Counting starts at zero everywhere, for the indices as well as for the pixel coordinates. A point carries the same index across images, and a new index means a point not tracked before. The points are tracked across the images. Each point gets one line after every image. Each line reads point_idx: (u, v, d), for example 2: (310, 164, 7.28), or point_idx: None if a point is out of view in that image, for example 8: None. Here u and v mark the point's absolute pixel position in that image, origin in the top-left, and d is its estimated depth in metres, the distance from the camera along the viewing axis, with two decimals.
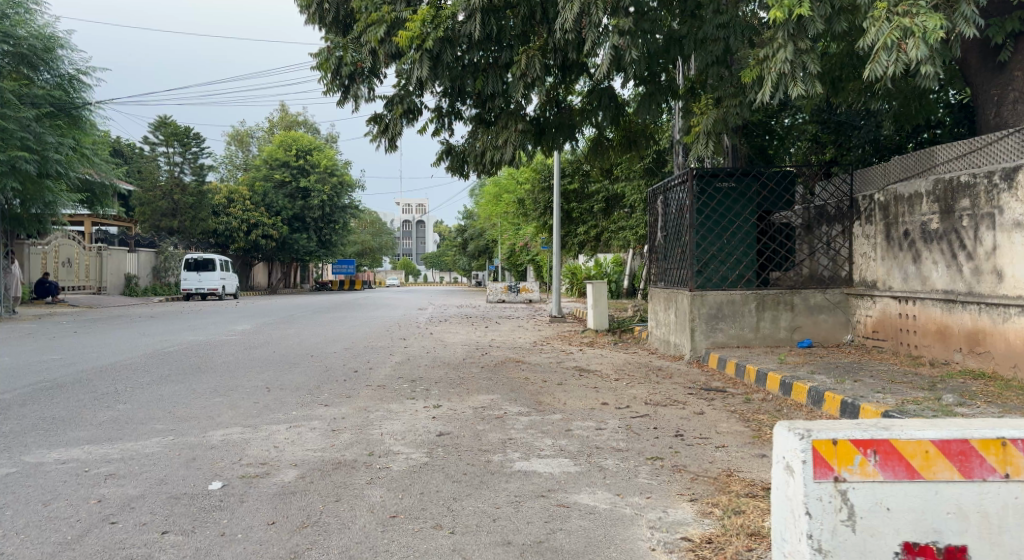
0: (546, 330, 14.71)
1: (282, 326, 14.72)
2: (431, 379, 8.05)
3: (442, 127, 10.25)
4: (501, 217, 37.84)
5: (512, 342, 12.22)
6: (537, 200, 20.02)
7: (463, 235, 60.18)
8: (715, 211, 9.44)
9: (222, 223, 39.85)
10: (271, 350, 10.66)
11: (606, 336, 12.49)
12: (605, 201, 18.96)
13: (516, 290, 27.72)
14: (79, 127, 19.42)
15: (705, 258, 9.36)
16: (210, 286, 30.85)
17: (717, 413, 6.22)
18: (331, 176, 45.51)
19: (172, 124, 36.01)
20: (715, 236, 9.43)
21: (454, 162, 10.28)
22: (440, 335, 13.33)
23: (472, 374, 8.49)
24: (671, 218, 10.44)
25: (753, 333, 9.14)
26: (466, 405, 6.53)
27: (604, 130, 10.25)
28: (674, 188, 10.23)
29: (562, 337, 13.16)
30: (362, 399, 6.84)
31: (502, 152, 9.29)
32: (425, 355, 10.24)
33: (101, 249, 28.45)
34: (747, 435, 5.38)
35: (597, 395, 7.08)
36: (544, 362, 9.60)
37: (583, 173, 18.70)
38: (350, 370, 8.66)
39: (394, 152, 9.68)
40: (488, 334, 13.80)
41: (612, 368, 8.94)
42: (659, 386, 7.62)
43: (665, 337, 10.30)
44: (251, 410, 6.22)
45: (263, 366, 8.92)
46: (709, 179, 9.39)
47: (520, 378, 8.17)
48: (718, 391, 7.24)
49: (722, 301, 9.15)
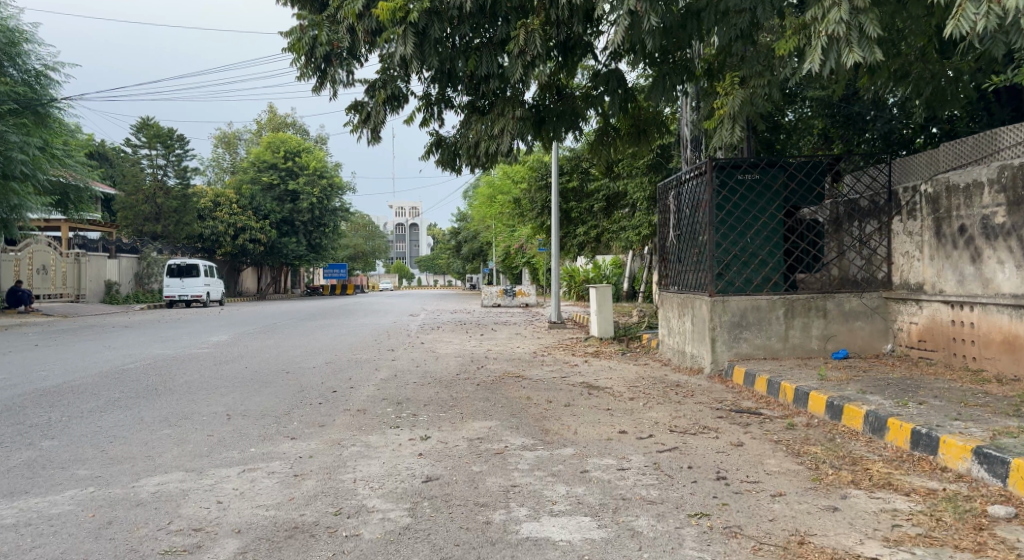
0: (545, 338, 13.70)
1: (262, 337, 13.65)
2: (420, 401, 7.03)
3: (431, 116, 9.24)
4: (495, 219, 36.87)
5: (511, 353, 11.20)
6: (534, 199, 18.94)
7: (457, 238, 59.16)
8: (737, 207, 8.44)
9: (208, 227, 38.75)
10: (243, 365, 9.63)
11: (613, 345, 11.48)
12: (606, 200, 17.95)
13: (511, 294, 26.73)
14: (47, 126, 18.48)
15: (727, 258, 8.35)
16: (194, 293, 29.73)
17: (758, 445, 5.22)
18: (320, 179, 44.47)
19: (155, 125, 34.93)
20: (737, 234, 8.43)
21: (444, 155, 9.23)
22: (432, 345, 12.30)
23: (467, 393, 7.48)
24: (685, 216, 9.44)
25: (781, 344, 8.15)
26: (459, 437, 5.51)
27: (610, 118, 9.21)
28: (688, 182, 9.22)
29: (564, 346, 12.14)
30: (336, 429, 5.82)
31: (499, 142, 8.28)
32: (414, 370, 9.21)
33: (78, 255, 27.35)
34: (805, 477, 4.38)
35: (613, 421, 6.07)
36: (546, 377, 8.59)
37: (583, 169, 18.30)
38: (328, 390, 7.63)
39: (377, 144, 8.65)
40: (484, 343, 12.78)
41: (624, 384, 7.93)
42: (682, 408, 6.62)
43: (680, 348, 9.31)
44: (200, 447, 5.19)
45: (230, 386, 7.88)
46: (730, 171, 8.40)
47: (521, 398, 7.15)
48: (753, 415, 6.25)
49: (746, 307, 8.14)
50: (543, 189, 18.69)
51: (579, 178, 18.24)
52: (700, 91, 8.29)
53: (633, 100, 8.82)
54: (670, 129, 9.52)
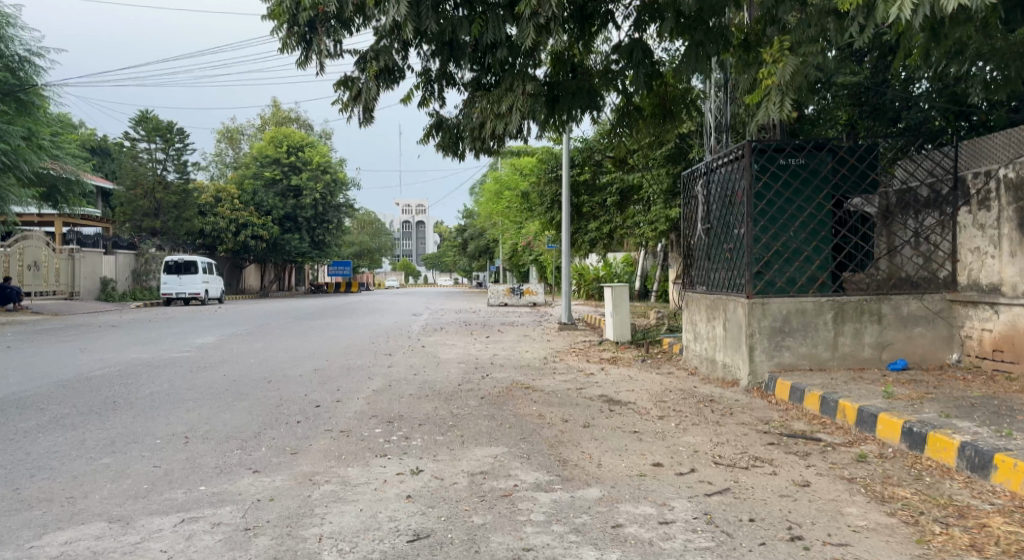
0: (555, 341, 12.72)
1: (253, 338, 12.67)
2: (414, 419, 6.05)
3: (431, 95, 8.22)
4: (501, 215, 35.94)
5: (520, 358, 10.20)
6: (544, 192, 17.85)
7: (463, 236, 58.27)
8: (779, 196, 7.37)
9: (209, 223, 37.92)
10: (222, 372, 8.66)
11: (632, 351, 10.43)
12: (620, 194, 16.85)
13: (519, 293, 25.75)
14: (29, 114, 17.64)
15: (767, 255, 7.30)
16: (192, 290, 28.82)
17: (829, 487, 4.23)
18: (324, 174, 43.61)
19: (154, 118, 34.05)
20: (779, 227, 7.37)
21: (445, 139, 8.19)
22: (434, 349, 11.29)
23: (471, 409, 6.48)
24: (715, 207, 8.41)
25: (829, 353, 7.15)
26: (458, 470, 4.53)
27: (632, 97, 8.18)
28: (720, 169, 8.17)
29: (576, 350, 11.15)
30: (311, 459, 4.82)
31: (507, 122, 7.24)
32: (411, 380, 8.21)
33: (73, 251, 26.52)
34: (906, 538, 3.39)
35: (643, 449, 5.06)
36: (561, 389, 7.57)
37: (596, 162, 17.22)
38: (310, 405, 6.65)
39: (370, 124, 7.64)
40: (490, 347, 11.77)
41: (650, 398, 6.91)
42: (723, 431, 5.61)
43: (709, 356, 8.29)
44: (138, 484, 4.21)
45: (199, 399, 6.90)
46: (772, 154, 7.34)
47: (531, 416, 6.16)
48: (811, 442, 5.24)
49: (789, 310, 7.13)
50: (554, 181, 17.64)
51: (591, 170, 17.17)
52: (739, 64, 7.20)
53: (658, 76, 7.73)
54: (700, 112, 8.48)
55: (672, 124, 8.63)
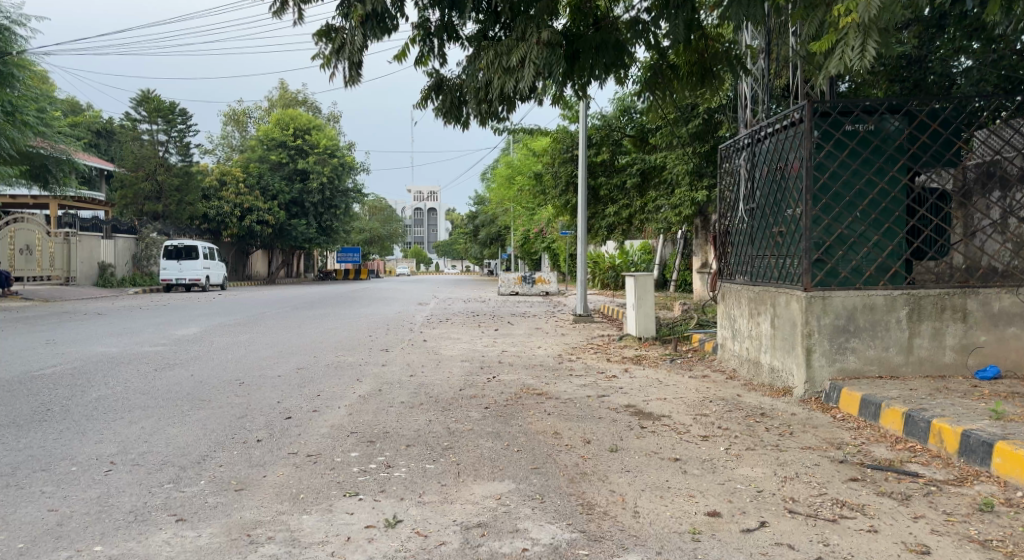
0: (571, 336, 11.57)
1: (240, 330, 11.61)
2: (402, 437, 4.94)
3: (430, 52, 6.99)
4: (513, 201, 34.79)
5: (531, 357, 9.05)
6: (558, 173, 16.62)
7: (474, 223, 57.17)
8: (844, 170, 6.16)
9: (213, 208, 36.91)
10: (191, 371, 7.58)
11: (658, 349, 9.25)
12: (641, 177, 15.60)
13: (531, 282, 24.63)
14: (11, 87, 16.69)
15: (828, 240, 6.14)
16: (192, 276, 27.80)
17: (959, 555, 3.07)
18: (331, 157, 42.54)
19: (156, 98, 32.94)
20: (843, 207, 6.18)
21: (446, 102, 7.01)
22: (435, 344, 10.16)
23: (472, 424, 5.34)
24: (761, 184, 7.23)
25: (903, 357, 5.99)
26: (450, 520, 3.40)
27: (666, 53, 6.95)
28: (769, 137, 6.96)
29: (595, 347, 10.00)
30: (259, 499, 3.71)
31: (519, 78, 6.05)
32: (406, 383, 7.09)
33: (69, 235, 25.55)
34: None
35: (690, 487, 3.91)
36: (579, 397, 6.42)
37: (615, 141, 16.00)
38: (279, 417, 5.54)
39: (357, 83, 6.48)
40: (498, 342, 10.63)
41: (688, 411, 5.75)
42: (787, 460, 4.45)
43: (753, 359, 7.15)
44: (10, 543, 3.11)
45: (150, 407, 5.81)
46: (837, 120, 6.13)
47: (546, 435, 5.02)
48: (907, 478, 4.07)
49: (855, 306, 5.99)
50: (570, 162, 16.41)
51: (610, 150, 15.92)
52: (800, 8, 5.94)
53: (699, 26, 6.49)
54: (746, 73, 7.24)
55: (709, 85, 7.44)
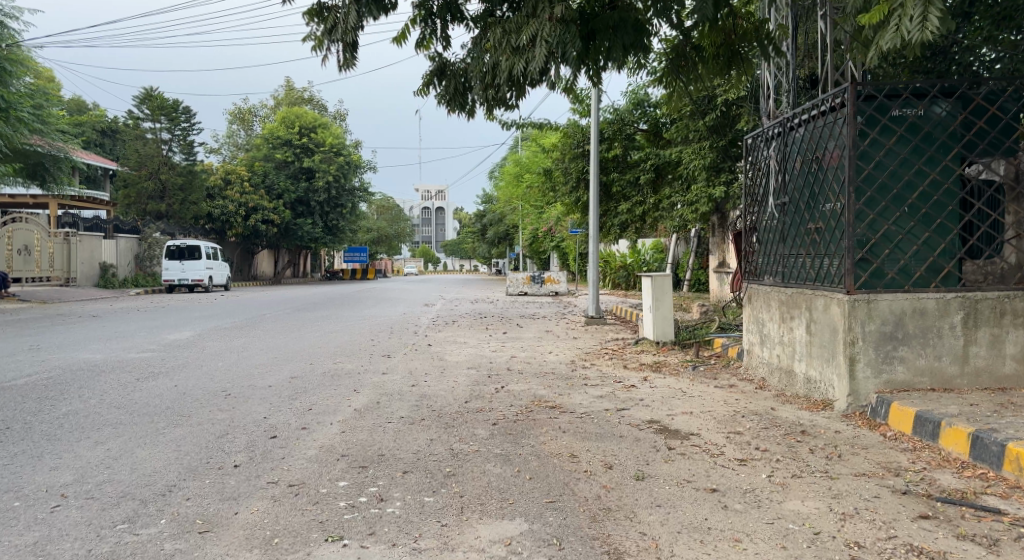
0: (584, 339, 10.99)
1: (237, 333, 11.07)
2: (399, 461, 4.37)
3: (432, 34, 6.40)
4: (521, 200, 34.20)
5: (542, 363, 8.46)
6: (569, 169, 16.00)
7: (482, 222, 56.64)
8: (891, 159, 5.53)
9: (218, 207, 36.48)
10: (176, 380, 7.03)
11: (678, 355, 8.64)
12: (655, 173, 14.96)
13: (540, 281, 24.04)
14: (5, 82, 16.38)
15: (873, 237, 5.53)
16: (195, 277, 27.34)
17: None
18: (337, 156, 42.07)
19: (159, 96, 32.41)
20: (889, 200, 5.55)
21: (450, 88, 6.41)
22: (440, 349, 9.58)
23: (479, 444, 4.76)
24: (794, 177, 6.61)
25: (957, 368, 5.39)
26: None
27: (690, 33, 6.35)
28: (805, 124, 6.33)
29: (610, 352, 9.41)
30: (225, 545, 3.14)
31: (529, 59, 5.47)
32: (406, 394, 6.51)
33: (69, 235, 25.11)
34: None
35: (733, 529, 3.33)
36: (596, 411, 5.84)
37: (628, 135, 15.38)
38: (263, 436, 4.98)
39: (353, 68, 5.91)
40: (507, 347, 10.04)
41: (719, 429, 5.15)
42: (841, 491, 3.85)
43: (785, 367, 6.55)
44: None
45: (123, 424, 5.25)
46: (883, 103, 5.50)
47: (561, 459, 4.44)
48: (987, 516, 3.47)
49: (903, 311, 5.38)
50: (581, 157, 15.79)
51: (623, 145, 15.29)
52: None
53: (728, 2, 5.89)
54: (778, 54, 6.61)
55: (737, 69, 6.83)
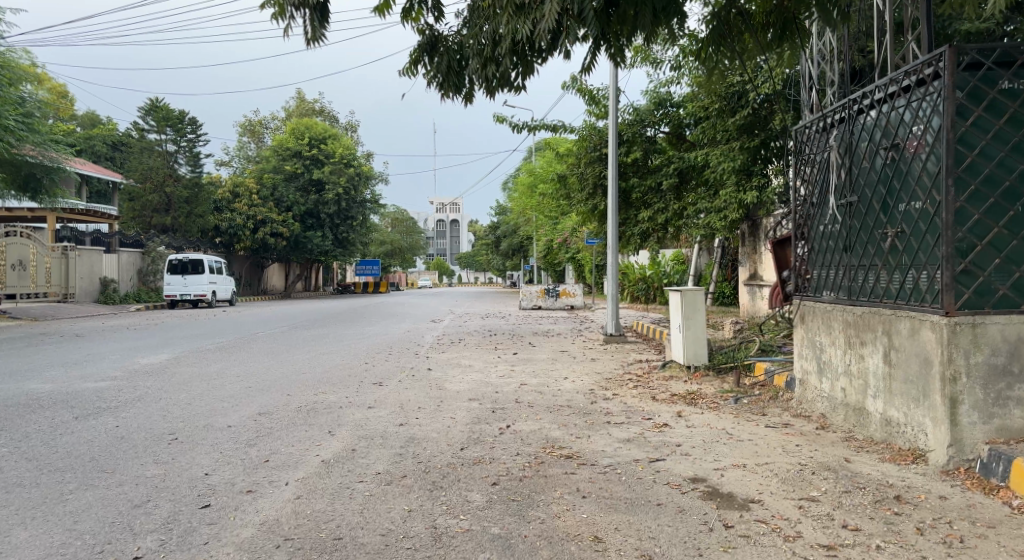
0: (603, 361, 9.81)
1: (219, 357, 9.99)
2: (360, 551, 3.21)
3: (422, 2, 5.31)
4: (536, 211, 33.05)
5: (557, 393, 7.28)
6: (584, 175, 14.84)
7: (496, 233, 55.61)
8: (1000, 143, 4.35)
9: (225, 220, 35.68)
10: (121, 417, 5.93)
11: (715, 383, 7.44)
12: (678, 178, 13.76)
13: (554, 295, 22.91)
14: None
15: (980, 244, 4.34)
16: (198, 292, 26.43)
17: None
18: (347, 167, 41.20)
19: (164, 107, 31.59)
20: (999, 195, 4.37)
21: (442, 65, 5.26)
22: (441, 376, 8.45)
23: (472, 518, 3.62)
24: (864, 171, 5.43)
25: None
26: None
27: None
28: (880, 105, 5.18)
29: (635, 378, 8.21)
30: None
31: (535, 21, 4.44)
32: (391, 437, 5.37)
33: (67, 249, 24.28)
34: None
35: None
36: (624, 463, 4.66)
37: (649, 137, 14.23)
38: (193, 504, 3.85)
39: (322, 42, 4.84)
40: (517, 371, 8.88)
41: (787, 494, 3.96)
42: None
43: (856, 404, 5.38)
44: None
45: (21, 484, 4.13)
46: (991, 73, 4.34)
47: (583, 547, 3.26)
48: None
49: (1019, 336, 4.28)
50: (598, 161, 14.67)
51: (643, 147, 14.10)
52: None
53: None
54: (842, 22, 5.45)
55: (787, 43, 5.70)
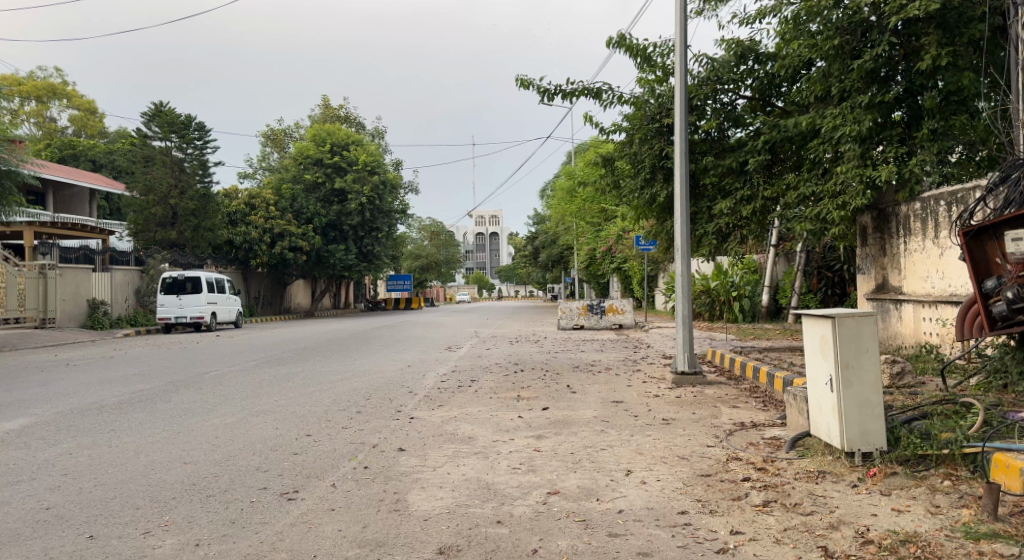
0: (683, 427, 6.17)
1: (100, 420, 6.62)
2: None
3: None
4: (575, 216, 29.56)
5: (618, 526, 3.69)
6: (639, 155, 11.19)
7: (534, 243, 52.14)
8: None
9: (240, 234, 32.76)
10: None
11: (930, 510, 3.78)
12: (770, 154, 10.02)
13: (599, 311, 19.31)
14: None
15: None
16: (195, 313, 23.41)
17: None
18: (371, 175, 38.12)
19: (169, 112, 28.69)
20: None
21: None
22: (413, 468, 4.91)
23: None
24: None
25: None
26: None
27: None
28: None
29: (759, 478, 4.54)
30: None
31: None
32: None
33: (44, 268, 21.66)
34: None
35: None
36: None
37: (726, 103, 10.49)
38: None
39: None
40: (544, 454, 5.29)
41: None
42: None
43: None
44: None
45: None
46: None
47: None
48: None
49: None
50: (657, 137, 11.02)
51: (717, 116, 10.41)
52: None
53: None
54: None
55: None
